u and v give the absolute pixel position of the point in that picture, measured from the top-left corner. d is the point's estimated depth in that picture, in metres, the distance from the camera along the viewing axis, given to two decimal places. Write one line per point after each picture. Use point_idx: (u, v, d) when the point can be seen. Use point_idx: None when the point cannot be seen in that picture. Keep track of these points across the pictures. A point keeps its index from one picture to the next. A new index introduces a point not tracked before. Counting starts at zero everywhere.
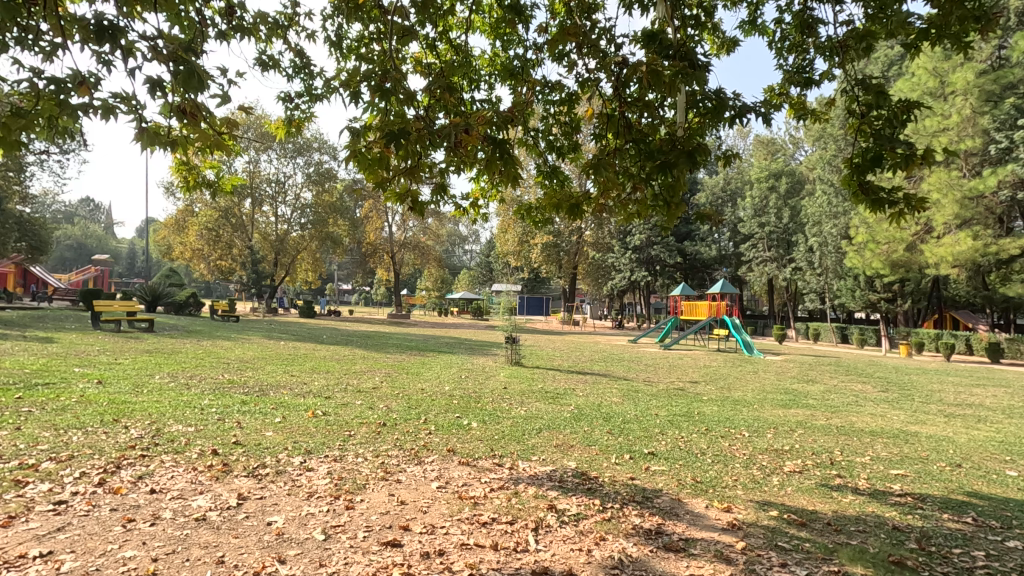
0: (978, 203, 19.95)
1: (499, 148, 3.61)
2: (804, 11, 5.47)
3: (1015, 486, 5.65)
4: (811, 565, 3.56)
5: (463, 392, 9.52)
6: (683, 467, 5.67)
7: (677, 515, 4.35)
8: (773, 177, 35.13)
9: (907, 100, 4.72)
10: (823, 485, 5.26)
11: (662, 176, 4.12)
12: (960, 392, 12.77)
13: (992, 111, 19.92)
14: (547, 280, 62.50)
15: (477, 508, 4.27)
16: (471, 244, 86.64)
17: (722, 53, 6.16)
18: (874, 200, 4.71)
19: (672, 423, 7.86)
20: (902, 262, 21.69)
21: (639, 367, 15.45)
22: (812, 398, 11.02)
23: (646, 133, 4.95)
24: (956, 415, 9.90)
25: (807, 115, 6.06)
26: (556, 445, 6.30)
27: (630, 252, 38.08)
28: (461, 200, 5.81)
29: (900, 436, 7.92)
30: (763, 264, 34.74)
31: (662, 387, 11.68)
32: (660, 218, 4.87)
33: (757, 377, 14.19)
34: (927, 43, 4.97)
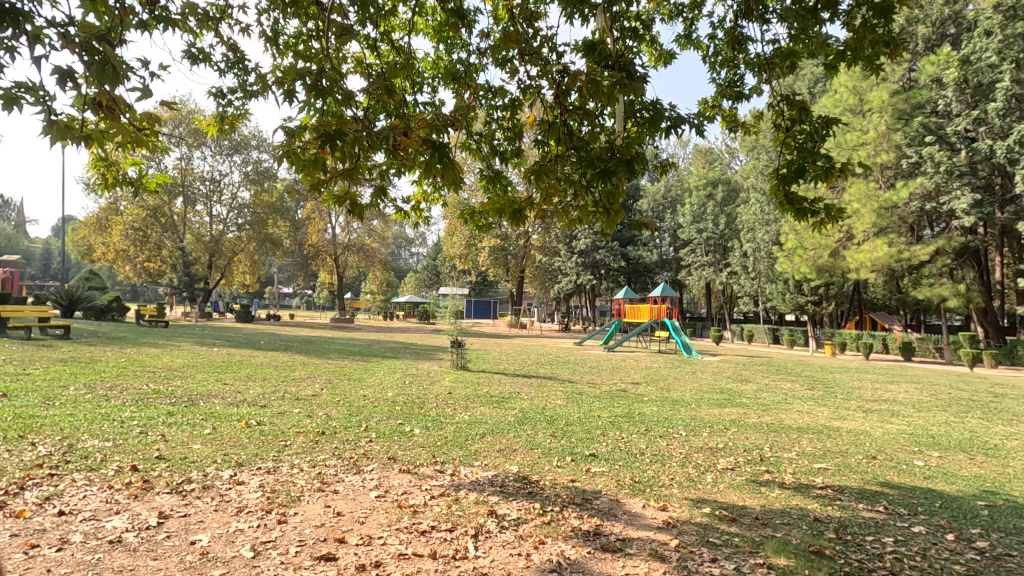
0: (893, 213, 21.56)
1: (439, 151, 3.53)
2: (735, 29, 5.75)
3: (921, 475, 6.13)
4: (739, 559, 3.72)
5: (407, 398, 9.38)
6: (622, 467, 5.80)
7: (615, 516, 4.44)
8: (710, 185, 36.65)
9: (826, 116, 5.03)
10: (752, 482, 5.50)
11: (603, 183, 4.21)
12: (878, 389, 13.72)
13: (904, 128, 21.45)
14: (495, 284, 62.76)
15: (416, 516, 4.21)
16: (418, 246, 85.77)
17: (659, 65, 6.36)
18: (799, 209, 4.98)
19: (614, 424, 8.05)
20: (827, 267, 23.12)
21: (583, 370, 15.70)
22: (745, 397, 11.54)
23: (587, 141, 5.02)
24: (873, 410, 10.63)
25: (738, 127, 6.35)
26: (499, 449, 6.31)
27: (576, 257, 39.40)
28: (403, 203, 5.70)
29: (822, 431, 8.42)
30: (701, 268, 36.18)
31: (606, 390, 11.93)
32: (601, 224, 4.98)
33: (695, 378, 14.76)
34: (844, 64, 5.32)
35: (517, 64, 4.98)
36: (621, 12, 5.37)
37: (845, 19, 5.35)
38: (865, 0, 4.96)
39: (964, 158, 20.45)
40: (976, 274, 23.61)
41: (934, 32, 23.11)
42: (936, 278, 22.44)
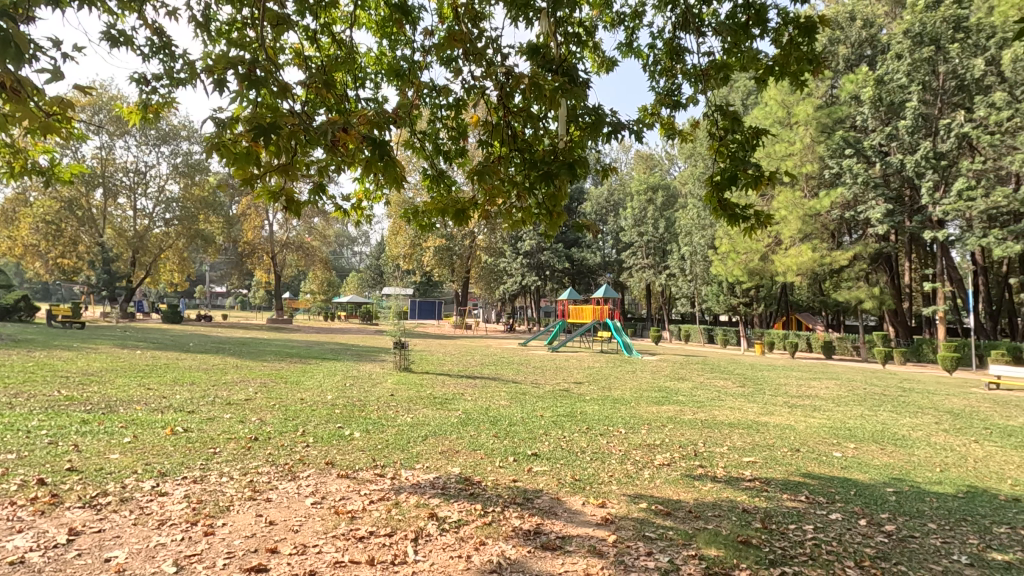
0: (816, 221, 23.02)
1: (380, 149, 3.43)
2: (673, 40, 5.96)
3: (839, 466, 6.56)
4: (673, 551, 3.85)
5: (347, 400, 9.15)
6: (564, 466, 5.89)
7: (556, 514, 4.49)
8: (651, 190, 37.85)
9: (757, 127, 5.29)
10: (687, 476, 5.72)
11: (545, 185, 4.24)
12: (802, 386, 14.58)
13: (826, 141, 22.95)
14: (440, 284, 62.29)
15: (354, 522, 4.11)
16: (361, 245, 83.89)
17: (601, 71, 6.49)
18: (731, 215, 5.20)
19: (556, 424, 8.16)
20: (757, 270, 24.36)
21: (527, 370, 15.84)
22: (681, 395, 12.00)
23: (531, 143, 5.05)
24: (797, 405, 11.29)
25: (676, 135, 6.58)
26: (441, 451, 6.25)
27: (521, 257, 40.14)
28: (343, 201, 5.55)
29: (752, 426, 8.87)
30: (641, 270, 37.28)
31: (549, 389, 12.08)
32: (544, 226, 5.03)
33: (634, 377, 15.19)
34: (772, 78, 5.61)
35: (462, 63, 4.94)
36: (565, 17, 5.45)
37: (774, 35, 5.64)
38: (791, 18, 5.25)
39: (879, 170, 22.07)
40: (888, 278, 25.57)
41: (853, 53, 24.88)
42: (854, 282, 24.12)
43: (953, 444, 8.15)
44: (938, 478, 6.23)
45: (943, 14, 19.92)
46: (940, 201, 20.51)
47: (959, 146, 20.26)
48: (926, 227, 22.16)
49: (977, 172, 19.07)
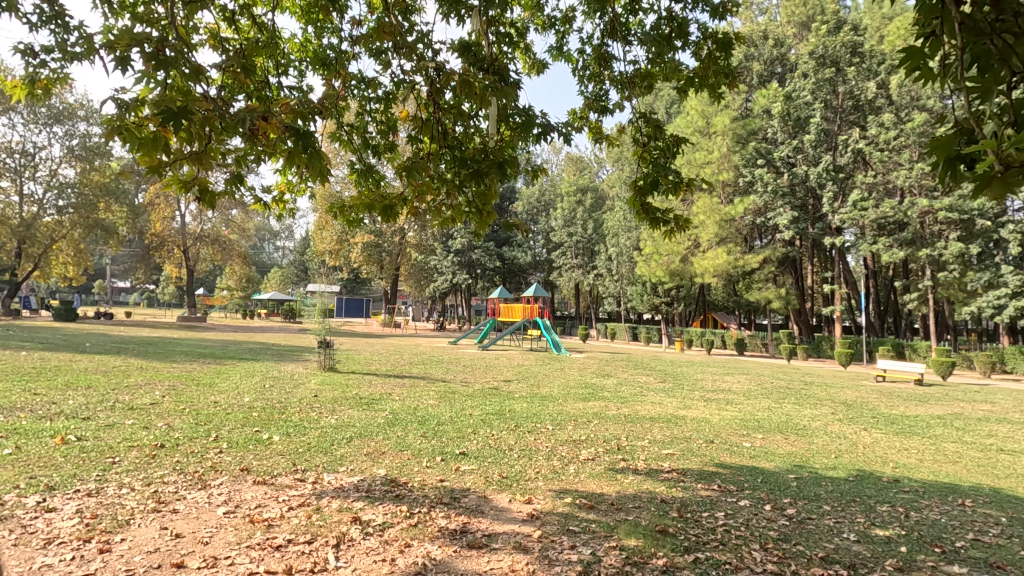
0: (731, 225, 24.49)
1: (303, 140, 3.26)
2: (601, 47, 6.13)
3: (747, 455, 7.04)
4: (595, 544, 3.97)
5: (266, 403, 8.69)
6: (491, 464, 5.91)
7: (482, 512, 4.51)
8: (580, 192, 38.79)
9: (677, 136, 5.54)
10: (610, 470, 5.92)
11: (476, 184, 4.23)
12: (717, 381, 15.47)
13: (741, 151, 24.48)
14: (368, 281, 60.79)
15: (271, 531, 3.92)
16: (283, 240, 80.18)
17: (532, 73, 6.56)
18: (653, 219, 5.43)
19: (485, 422, 8.18)
20: (678, 271, 25.57)
21: (457, 368, 15.77)
22: (607, 391, 12.39)
23: (461, 141, 5.02)
24: (713, 399, 11.97)
25: (603, 139, 6.76)
26: (366, 453, 6.10)
27: (452, 255, 40.07)
28: (263, 193, 5.28)
29: (671, 420, 9.31)
30: (570, 270, 38.12)
31: (478, 388, 12.07)
32: (474, 224, 5.03)
33: (562, 374, 15.50)
34: (692, 89, 5.90)
35: (391, 56, 4.82)
36: (497, 17, 5.46)
37: (694, 48, 5.91)
38: (711, 34, 5.56)
39: (787, 180, 23.78)
40: (793, 280, 27.67)
41: (765, 69, 26.69)
42: (764, 283, 25.92)
43: (846, 432, 8.95)
44: (833, 464, 6.82)
45: (842, 38, 21.81)
46: (838, 210, 22.40)
47: (854, 161, 22.26)
48: (826, 233, 24.13)
49: (869, 185, 21.04)
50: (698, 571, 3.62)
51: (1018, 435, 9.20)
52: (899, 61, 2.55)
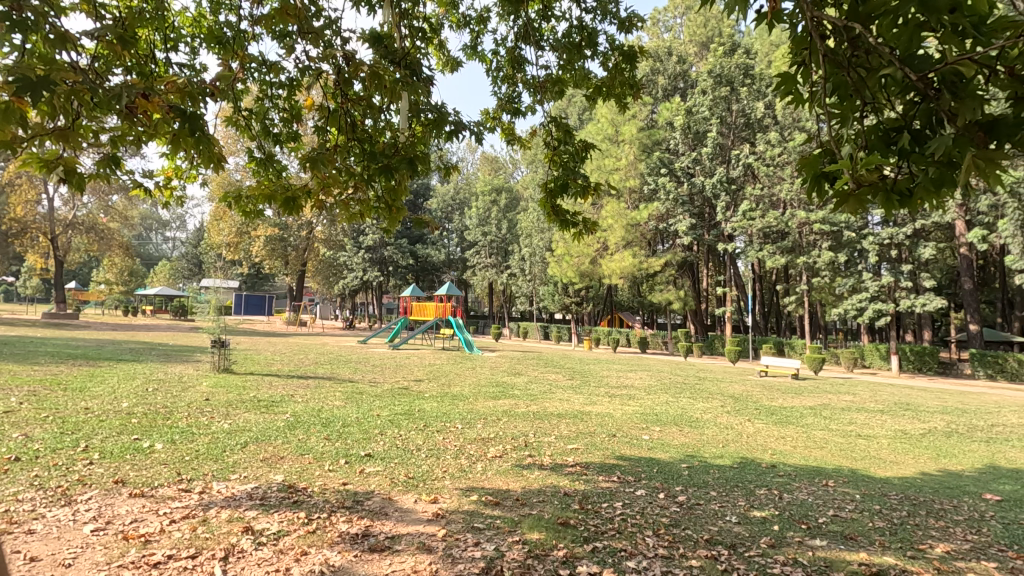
0: (636, 230, 25.79)
1: (191, 123, 2.98)
2: (516, 49, 6.21)
3: (646, 447, 7.45)
4: (498, 539, 4.02)
5: (148, 408, 7.93)
6: (397, 465, 5.81)
7: (386, 514, 4.42)
8: (494, 191, 39.08)
9: (585, 142, 5.76)
10: (516, 466, 6.02)
11: (385, 179, 4.11)
12: (621, 377, 16.22)
13: (646, 159, 25.84)
14: (271, 277, 57.54)
15: (148, 547, 3.59)
16: (175, 230, 73.96)
17: (446, 70, 6.51)
18: (563, 220, 5.59)
19: (392, 422, 8.02)
20: (587, 272, 26.46)
21: (366, 368, 15.33)
22: (517, 389, 12.59)
23: (371, 135, 4.86)
24: (617, 395, 12.55)
25: (515, 140, 6.86)
26: (262, 458, 5.75)
27: (363, 252, 39.27)
28: (147, 178, 4.81)
29: (577, 415, 9.64)
30: (484, 269, 38.31)
31: (387, 387, 11.83)
32: (384, 221, 4.89)
33: (473, 373, 15.55)
34: (599, 98, 6.15)
35: (295, 40, 4.56)
36: (410, 10, 5.36)
37: (604, 58, 6.14)
38: (617, 46, 5.82)
39: (686, 189, 25.42)
40: (691, 283, 29.63)
41: (669, 84, 28.44)
42: (665, 285, 27.59)
43: (732, 423, 9.75)
44: (720, 453, 7.40)
45: (736, 61, 23.77)
46: (731, 219, 24.28)
47: (745, 174, 24.22)
48: (720, 240, 26.09)
49: (757, 197, 23.02)
50: (595, 559, 3.78)
51: (872, 421, 10.50)
52: (776, 85, 2.80)
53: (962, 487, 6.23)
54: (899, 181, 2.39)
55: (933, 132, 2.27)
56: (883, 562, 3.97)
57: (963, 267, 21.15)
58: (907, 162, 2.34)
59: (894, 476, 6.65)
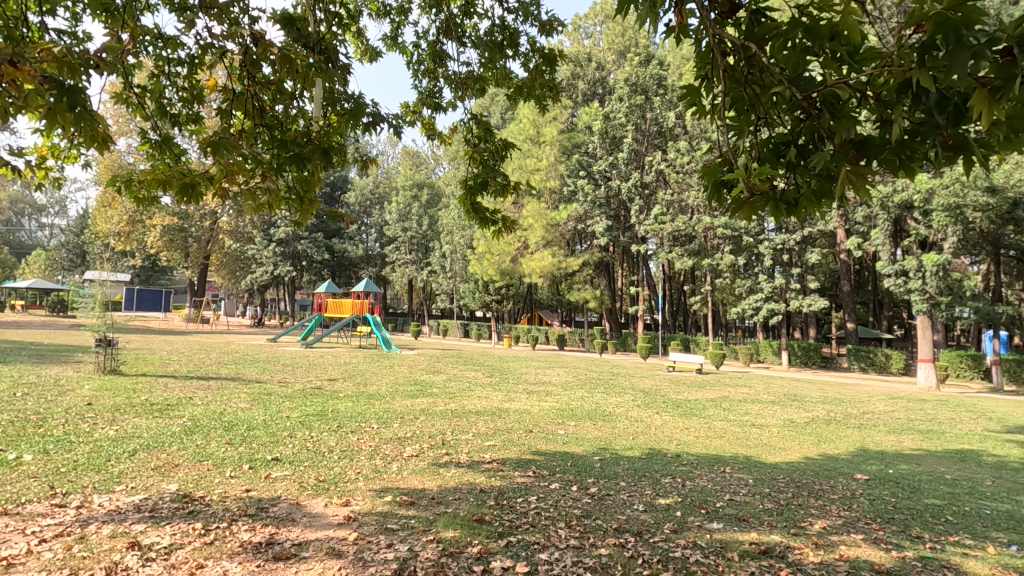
0: (556, 230, 26.38)
1: (70, 96, 2.66)
2: (436, 44, 6.11)
3: (561, 442, 7.65)
4: (412, 539, 3.97)
5: (15, 416, 7.03)
6: (307, 468, 5.57)
7: (294, 520, 4.22)
8: (416, 187, 38.50)
9: (505, 141, 5.78)
10: (433, 465, 5.96)
11: (296, 168, 3.86)
12: (539, 374, 16.53)
13: (566, 162, 26.54)
14: (169, 270, 53.14)
15: (10, 572, 3.20)
16: (53, 216, 66.27)
17: (364, 59, 6.31)
18: (483, 218, 5.59)
19: (303, 424, 7.67)
20: (508, 270, 26.70)
21: (276, 368, 14.53)
22: (435, 388, 12.47)
23: (282, 122, 4.58)
24: (534, 392, 12.78)
25: (436, 135, 6.78)
26: (154, 467, 5.28)
27: (274, 245, 37.26)
28: (17, 155, 4.28)
29: (495, 412, 9.72)
30: (404, 266, 37.62)
31: (298, 387, 11.29)
32: (295, 213, 4.64)
33: (390, 372, 15.24)
34: (520, 98, 6.21)
35: (196, 15, 4.20)
36: None
37: (525, 58, 6.18)
38: (538, 48, 5.90)
39: (603, 193, 26.32)
40: (607, 283, 30.73)
41: (588, 89, 29.42)
42: (583, 284, 28.48)
43: (642, 416, 10.25)
44: (630, 445, 7.75)
45: (651, 71, 24.91)
46: (644, 222, 25.43)
47: (657, 179, 25.51)
48: (633, 242, 27.27)
49: (667, 202, 24.28)
50: (509, 554, 3.83)
51: (764, 412, 11.44)
52: (682, 95, 2.97)
53: (837, 469, 6.94)
54: (787, 192, 2.60)
55: (816, 148, 2.48)
56: (771, 540, 4.33)
57: (843, 272, 23.53)
58: (793, 174, 2.55)
59: (781, 461, 7.28)
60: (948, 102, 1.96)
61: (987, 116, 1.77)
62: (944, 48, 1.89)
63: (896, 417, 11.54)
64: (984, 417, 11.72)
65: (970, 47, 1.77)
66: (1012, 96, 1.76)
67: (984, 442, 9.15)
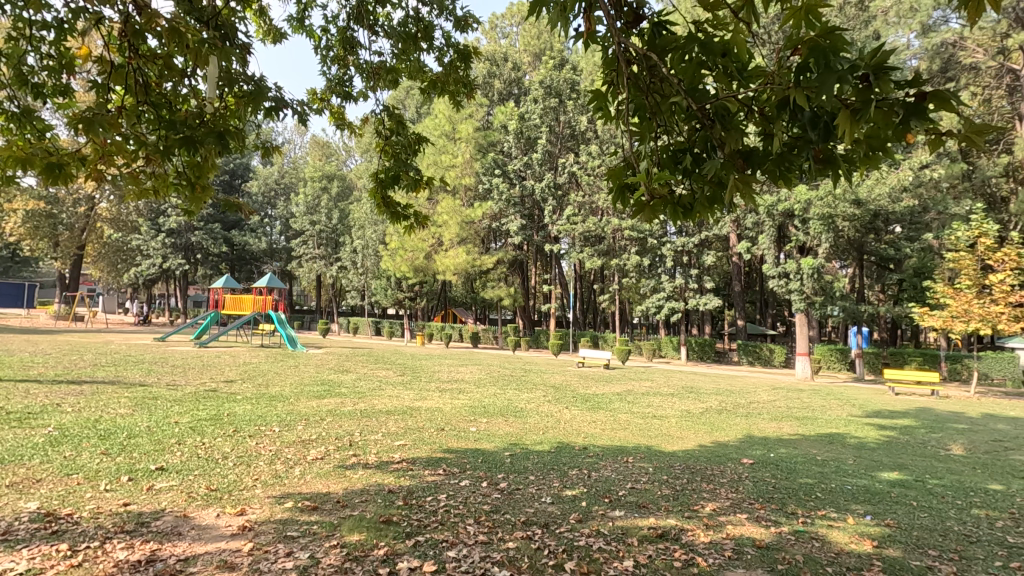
0: (470, 228, 26.39)
1: None
2: (346, 30, 5.85)
3: (472, 438, 7.66)
4: (314, 546, 3.79)
5: None
6: (197, 477, 5.15)
7: (179, 534, 3.89)
8: (326, 178, 37.00)
9: (418, 135, 5.65)
10: (339, 467, 5.74)
11: (187, 154, 3.50)
12: (452, 371, 16.50)
13: (481, 160, 26.66)
14: (34, 261, 47.10)
15: None
16: None
17: (267, 40, 5.93)
18: (394, 213, 5.42)
19: (194, 429, 7.09)
20: (421, 267, 26.38)
21: (164, 370, 13.33)
22: (344, 387, 12.04)
23: (171, 100, 4.16)
24: (447, 389, 12.72)
25: (345, 125, 6.51)
26: (9, 484, 4.64)
27: (163, 236, 34.13)
28: None
29: (406, 411, 9.54)
30: (312, 261, 36.02)
31: (189, 390, 10.44)
32: (186, 200, 4.24)
33: (295, 371, 14.52)
34: (434, 92, 6.12)
35: None
36: None
37: (441, 52, 6.09)
38: (453, 44, 5.84)
39: (518, 192, 26.69)
40: (521, 281, 31.20)
41: (504, 88, 29.78)
42: (497, 282, 28.72)
43: (552, 411, 10.54)
44: (540, 439, 7.92)
45: (564, 75, 25.63)
46: (557, 222, 26.06)
47: (569, 181, 26.29)
48: (547, 241, 27.88)
49: (579, 204, 25.12)
50: (417, 553, 3.78)
51: (664, 403, 12.19)
52: (590, 99, 3.07)
53: (727, 454, 7.53)
54: (683, 197, 2.77)
55: (709, 156, 2.65)
56: (668, 524, 4.61)
57: (734, 273, 25.50)
58: (689, 179, 2.72)
59: (678, 450, 7.77)
60: (819, 120, 2.17)
61: (851, 133, 1.97)
62: (815, 70, 2.10)
63: (777, 405, 12.73)
64: (848, 404, 13.23)
65: (837, 71, 1.97)
66: (869, 117, 1.98)
67: (848, 426, 10.34)
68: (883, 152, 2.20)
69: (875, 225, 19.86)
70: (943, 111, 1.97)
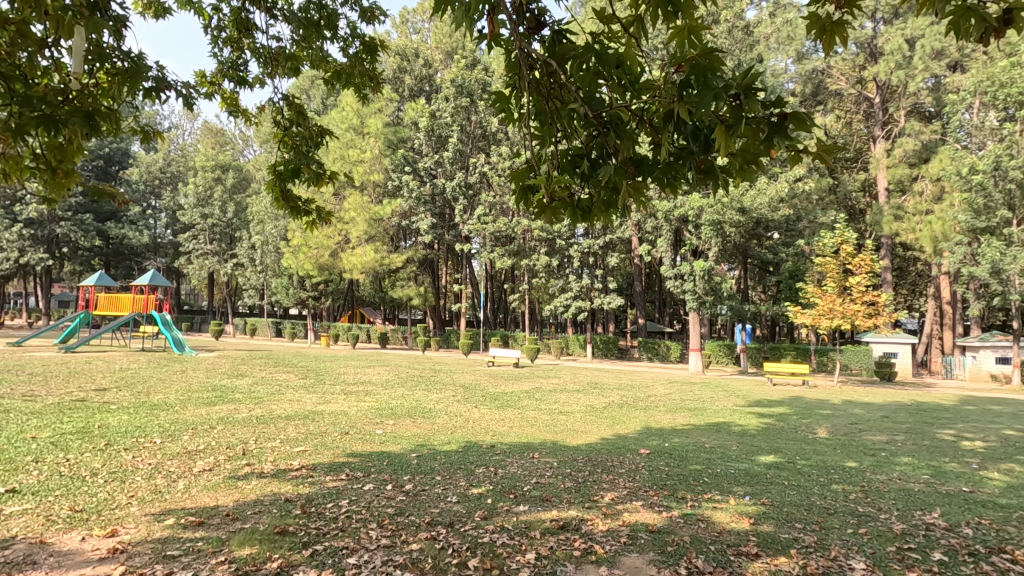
0: (378, 224, 25.68)
1: None
2: (240, 11, 5.45)
3: (377, 441, 7.47)
4: (198, 564, 3.52)
5: None
6: (58, 498, 4.59)
7: (35, 562, 3.46)
8: (220, 169, 33.83)
9: (321, 126, 5.36)
10: (229, 478, 5.36)
11: (45, 135, 3.08)
12: (358, 373, 15.99)
13: (391, 156, 26.03)
14: None
15: None
16: None
17: (148, 14, 5.41)
18: (293, 207, 5.17)
19: (56, 444, 6.30)
20: (327, 265, 25.29)
21: (20, 378, 11.71)
22: (238, 392, 11.26)
23: (26, 73, 3.66)
24: (352, 391, 12.30)
25: (239, 112, 6.08)
26: None
27: (20, 226, 29.99)
28: None
29: (307, 416, 9.09)
30: (204, 256, 33.50)
31: (51, 400, 9.26)
32: (44, 187, 3.73)
33: (183, 377, 13.38)
34: (338, 84, 5.90)
35: None
36: None
37: (347, 41, 5.86)
38: (359, 35, 5.65)
39: (429, 190, 26.31)
40: (431, 280, 30.86)
41: (415, 85, 29.37)
42: (406, 281, 28.17)
43: (460, 410, 10.55)
44: (448, 439, 7.90)
45: (476, 76, 25.79)
46: (467, 221, 26.07)
47: (480, 181, 26.33)
48: (457, 240, 27.75)
49: (490, 204, 25.33)
50: (314, 563, 3.62)
51: (569, 399, 12.61)
52: (495, 101, 3.09)
53: (627, 446, 7.95)
54: (582, 200, 2.89)
55: (604, 161, 2.78)
56: (569, 515, 4.77)
57: (636, 274, 26.89)
58: (586, 183, 2.84)
59: (582, 443, 8.09)
60: (700, 133, 2.35)
61: (725, 146, 2.16)
62: (696, 87, 2.27)
63: (673, 398, 13.62)
64: (733, 395, 14.43)
65: (714, 89, 2.14)
66: (741, 132, 2.18)
67: (733, 415, 11.25)
68: (755, 165, 2.40)
69: (757, 232, 21.80)
70: (801, 130, 2.21)
